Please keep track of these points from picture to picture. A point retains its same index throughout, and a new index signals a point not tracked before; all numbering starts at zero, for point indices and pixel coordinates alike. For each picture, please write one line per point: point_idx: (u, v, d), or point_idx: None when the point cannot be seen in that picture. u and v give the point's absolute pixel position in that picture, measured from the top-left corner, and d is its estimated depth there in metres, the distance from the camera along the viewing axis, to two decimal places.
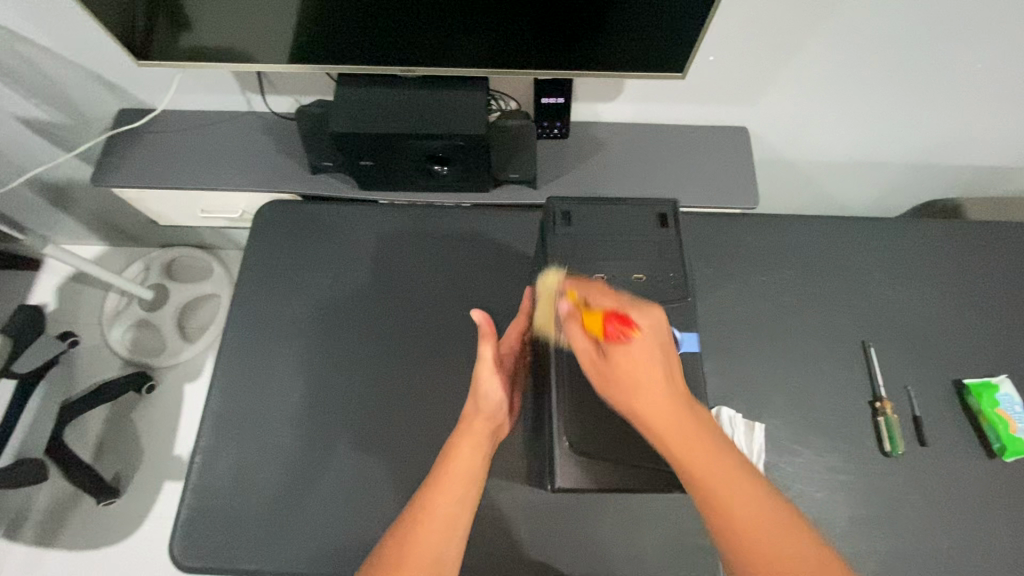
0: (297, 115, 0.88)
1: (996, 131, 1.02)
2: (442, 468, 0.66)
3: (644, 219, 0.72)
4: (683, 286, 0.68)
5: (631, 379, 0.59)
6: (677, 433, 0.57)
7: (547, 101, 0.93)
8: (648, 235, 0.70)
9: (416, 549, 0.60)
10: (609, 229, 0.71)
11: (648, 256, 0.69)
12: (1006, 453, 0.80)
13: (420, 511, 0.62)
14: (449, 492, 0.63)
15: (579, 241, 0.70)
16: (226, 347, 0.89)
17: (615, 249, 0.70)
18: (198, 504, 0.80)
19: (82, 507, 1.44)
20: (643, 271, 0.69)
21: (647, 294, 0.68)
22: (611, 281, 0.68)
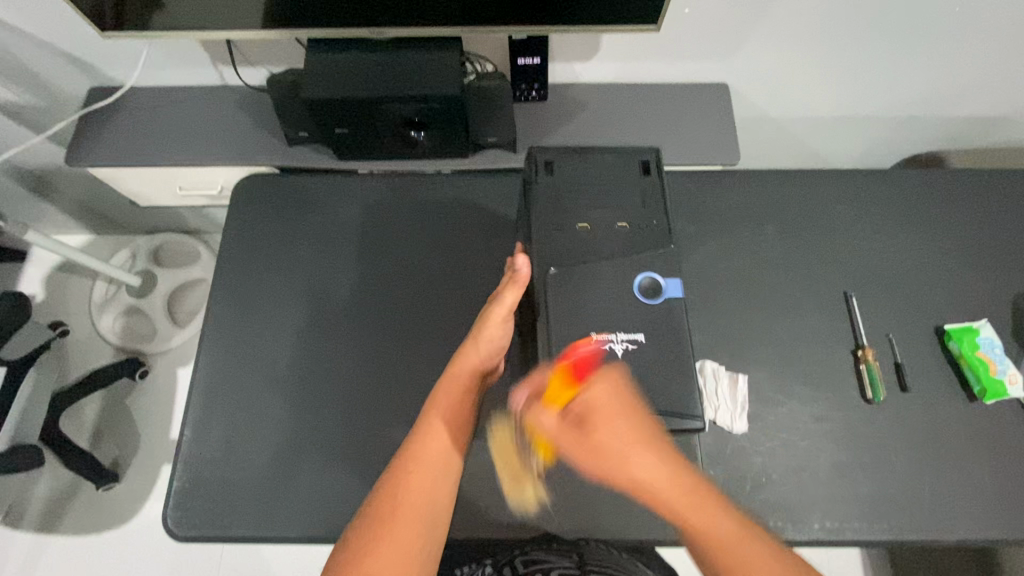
0: (269, 84, 0.85)
1: (979, 78, 1.01)
2: (431, 412, 0.66)
3: (626, 169, 0.72)
4: (667, 235, 0.68)
5: (606, 434, 0.59)
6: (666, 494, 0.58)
7: (523, 62, 0.92)
8: (631, 185, 0.71)
9: (410, 494, 0.61)
10: (592, 180, 0.72)
11: (629, 205, 0.70)
12: (987, 395, 0.80)
13: (412, 458, 0.63)
14: (438, 436, 0.65)
15: (562, 192, 0.71)
16: (211, 321, 0.89)
17: (598, 199, 0.70)
18: (190, 475, 0.81)
19: (83, 493, 1.45)
20: (626, 219, 0.69)
21: (630, 240, 0.68)
22: (595, 229, 0.69)
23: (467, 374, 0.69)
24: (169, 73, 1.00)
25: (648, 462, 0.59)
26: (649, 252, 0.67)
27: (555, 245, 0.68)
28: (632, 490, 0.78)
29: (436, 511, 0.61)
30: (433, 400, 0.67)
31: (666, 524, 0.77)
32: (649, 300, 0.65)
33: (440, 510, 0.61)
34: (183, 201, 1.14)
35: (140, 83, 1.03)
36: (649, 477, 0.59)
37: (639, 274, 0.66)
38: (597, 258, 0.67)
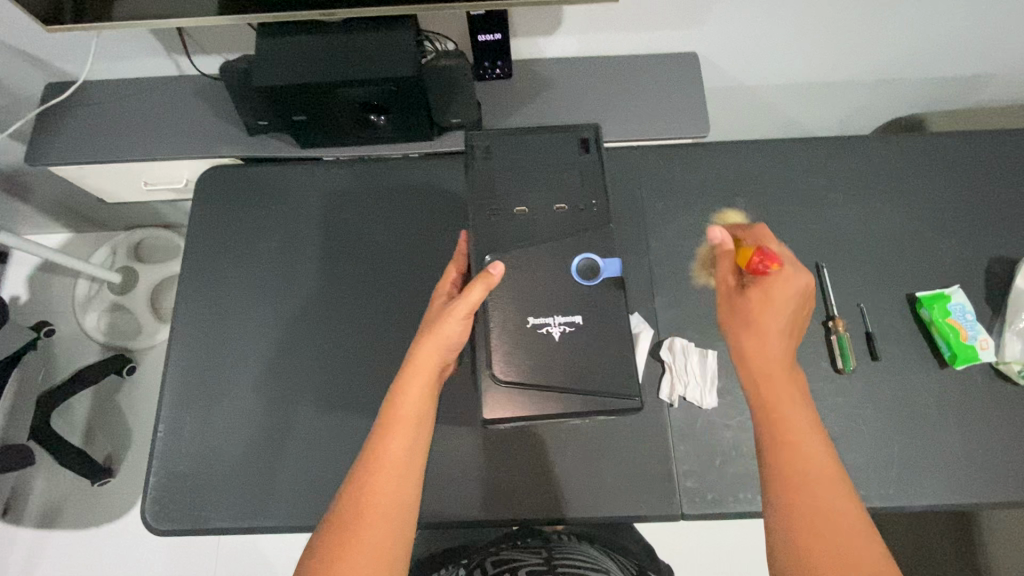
0: (220, 72, 0.83)
1: (955, 37, 0.99)
2: (390, 410, 0.63)
3: (565, 148, 0.72)
4: (605, 216, 0.70)
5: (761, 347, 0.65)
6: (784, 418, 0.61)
7: (484, 38, 0.90)
8: (570, 165, 0.72)
9: (374, 497, 0.58)
10: (530, 161, 0.72)
11: (567, 186, 0.71)
12: (956, 361, 0.80)
13: (374, 461, 0.60)
14: (399, 436, 0.61)
15: (501, 176, 0.71)
16: (179, 318, 0.89)
17: (537, 182, 0.71)
18: (165, 471, 0.81)
19: (80, 490, 1.47)
20: (564, 201, 0.70)
21: (571, 222, 0.69)
22: (534, 213, 0.70)
23: (426, 367, 0.64)
24: (123, 65, 0.98)
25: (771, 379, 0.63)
26: (589, 234, 0.69)
27: (495, 231, 0.69)
28: (603, 469, 0.79)
29: (401, 512, 0.58)
30: (391, 399, 0.63)
31: (637, 500, 0.77)
32: (586, 283, 0.67)
33: (407, 510, 0.59)
34: (151, 196, 1.12)
35: (97, 77, 1.00)
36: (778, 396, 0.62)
37: (578, 257, 0.68)
38: (543, 241, 0.69)
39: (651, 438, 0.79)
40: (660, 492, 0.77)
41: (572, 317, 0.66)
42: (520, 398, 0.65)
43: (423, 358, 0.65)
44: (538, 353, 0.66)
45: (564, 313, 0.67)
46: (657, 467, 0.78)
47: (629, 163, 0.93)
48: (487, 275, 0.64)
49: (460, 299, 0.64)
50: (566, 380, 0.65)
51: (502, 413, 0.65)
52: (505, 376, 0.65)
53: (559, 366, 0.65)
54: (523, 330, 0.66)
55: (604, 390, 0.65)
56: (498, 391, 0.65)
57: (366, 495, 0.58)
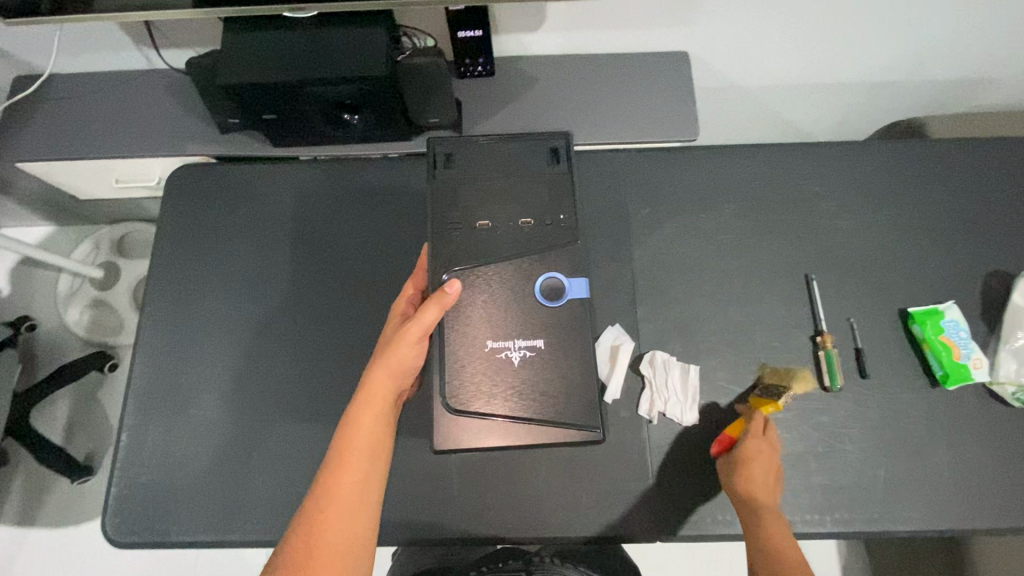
0: (186, 68, 0.79)
1: (957, 39, 0.95)
2: (342, 440, 0.60)
3: (533, 157, 0.69)
4: (574, 229, 0.67)
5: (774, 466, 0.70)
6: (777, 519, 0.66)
7: (465, 35, 0.86)
8: (538, 175, 0.69)
9: (326, 533, 0.55)
10: (496, 170, 0.69)
11: (534, 197, 0.68)
12: (949, 381, 0.76)
13: (327, 492, 0.57)
14: (354, 467, 0.59)
15: (464, 186, 0.68)
16: (145, 323, 0.86)
17: (503, 192, 0.68)
18: (128, 481, 0.79)
19: (60, 487, 1.45)
20: (530, 213, 0.67)
21: (538, 236, 0.66)
22: (498, 225, 0.67)
23: (382, 393, 0.61)
24: (92, 58, 0.94)
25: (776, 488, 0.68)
26: (557, 249, 0.66)
27: (458, 244, 0.66)
28: (578, 487, 0.76)
29: (356, 549, 0.56)
30: (344, 428, 0.60)
31: (612, 521, 0.75)
32: (550, 303, 0.65)
33: (364, 546, 0.56)
34: (124, 194, 1.09)
35: (65, 70, 0.97)
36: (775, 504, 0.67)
37: (542, 276, 0.65)
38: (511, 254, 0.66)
39: (629, 456, 0.77)
40: (637, 513, 0.75)
41: (532, 340, 0.64)
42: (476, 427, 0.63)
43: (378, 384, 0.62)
44: (495, 379, 0.63)
45: (526, 337, 0.64)
46: (634, 486, 0.76)
47: (615, 168, 0.89)
48: (442, 295, 0.62)
49: (414, 320, 0.61)
50: (523, 410, 0.63)
51: (455, 442, 0.62)
52: (462, 402, 0.63)
53: (518, 394, 0.63)
54: (481, 355, 0.64)
55: (565, 415, 0.63)
56: (452, 419, 0.63)
57: (318, 532, 0.55)
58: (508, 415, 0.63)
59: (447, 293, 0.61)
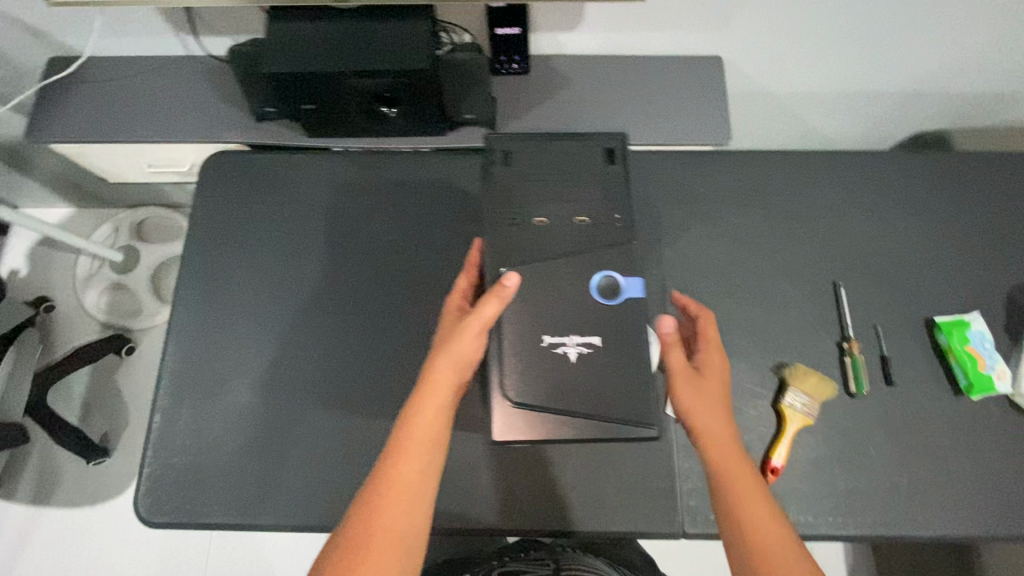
0: (229, 56, 0.80)
1: (988, 53, 0.95)
2: (402, 431, 0.61)
3: (583, 158, 0.72)
4: (625, 229, 0.69)
5: (714, 393, 0.67)
6: (729, 451, 0.63)
7: (503, 32, 0.86)
8: (589, 174, 0.71)
9: (385, 520, 0.57)
10: (550, 169, 0.71)
11: (584, 196, 0.70)
12: (972, 390, 0.78)
13: (386, 482, 0.59)
14: (413, 458, 0.60)
15: (520, 183, 0.70)
16: (178, 307, 0.87)
17: (555, 190, 0.70)
18: (161, 462, 0.80)
19: (76, 467, 1.47)
20: (583, 211, 0.69)
21: (588, 234, 0.68)
22: (551, 222, 0.69)
23: (442, 387, 0.62)
24: (130, 41, 0.95)
25: (720, 419, 0.65)
26: (606, 247, 0.68)
27: (510, 240, 0.68)
28: (605, 483, 0.77)
29: (411, 537, 0.57)
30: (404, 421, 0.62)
31: (637, 517, 0.76)
32: (606, 301, 0.66)
33: (419, 535, 0.58)
34: (154, 178, 1.10)
35: (102, 53, 0.97)
36: (722, 436, 0.64)
37: (600, 274, 0.66)
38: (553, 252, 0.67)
39: (655, 454, 0.78)
40: (662, 510, 0.76)
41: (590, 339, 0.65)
42: (532, 421, 0.64)
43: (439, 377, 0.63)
44: (553, 374, 0.64)
45: (583, 333, 0.65)
46: (660, 483, 0.77)
47: (647, 169, 0.90)
48: (501, 288, 0.62)
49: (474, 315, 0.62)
50: (583, 406, 0.64)
51: (513, 435, 0.64)
52: (522, 397, 0.64)
53: (576, 390, 0.64)
54: (540, 351, 0.65)
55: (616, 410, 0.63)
56: (512, 411, 0.64)
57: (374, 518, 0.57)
58: (566, 410, 0.63)
59: (505, 288, 0.62)
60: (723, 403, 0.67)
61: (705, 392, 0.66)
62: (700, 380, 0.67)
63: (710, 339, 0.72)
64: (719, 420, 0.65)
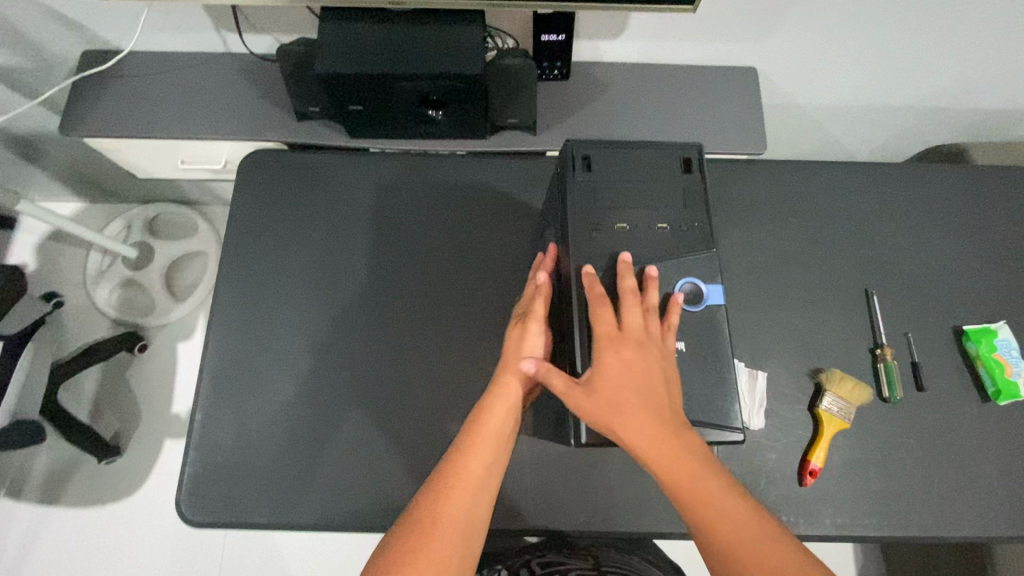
0: (279, 54, 0.81)
1: (1010, 71, 0.99)
2: (474, 426, 0.64)
3: (661, 164, 0.70)
4: (706, 236, 0.68)
5: (621, 391, 0.60)
6: (657, 452, 0.58)
7: (548, 38, 0.87)
8: (670, 181, 0.70)
9: (451, 510, 0.59)
10: (629, 175, 0.70)
11: (664, 202, 0.69)
12: (1000, 397, 0.80)
13: (456, 472, 0.61)
14: (480, 451, 0.63)
15: (602, 189, 0.69)
16: (218, 305, 0.86)
17: (635, 196, 0.69)
18: (203, 462, 0.80)
19: (87, 465, 1.44)
20: (664, 218, 0.69)
21: (670, 242, 0.68)
22: (634, 230, 0.68)
23: (512, 388, 0.66)
24: (170, 37, 0.94)
25: (636, 420, 0.59)
26: (687, 255, 0.67)
27: (594, 245, 0.67)
28: (649, 484, 0.78)
29: (472, 530, 0.60)
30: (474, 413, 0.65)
31: (680, 519, 0.77)
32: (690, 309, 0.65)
33: (478, 527, 0.60)
34: (184, 174, 1.09)
35: (140, 48, 0.96)
36: (643, 440, 0.58)
37: (682, 283, 0.66)
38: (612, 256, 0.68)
39: None
40: None
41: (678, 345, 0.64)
42: None
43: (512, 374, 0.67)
44: None
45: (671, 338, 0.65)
46: None
47: None
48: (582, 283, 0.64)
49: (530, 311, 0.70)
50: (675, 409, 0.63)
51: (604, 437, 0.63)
52: None
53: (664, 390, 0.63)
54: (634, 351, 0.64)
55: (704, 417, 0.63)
56: None
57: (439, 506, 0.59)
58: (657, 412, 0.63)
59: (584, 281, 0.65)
60: (641, 393, 0.60)
61: (609, 396, 0.60)
62: (596, 386, 0.61)
63: (606, 331, 0.62)
64: (635, 422, 0.59)
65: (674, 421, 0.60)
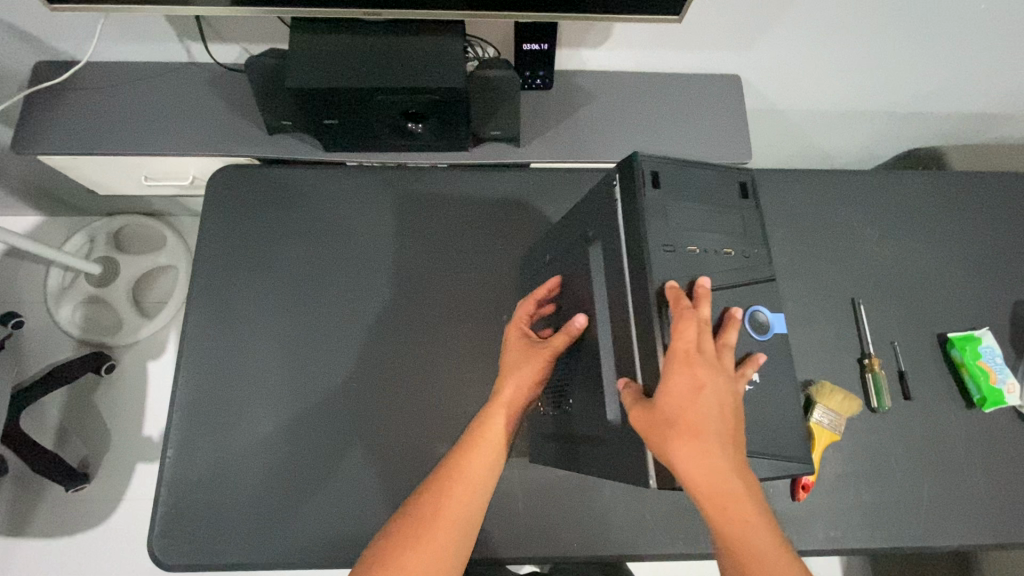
0: (247, 67, 0.76)
1: (985, 77, 1.00)
2: (476, 429, 0.62)
3: (722, 186, 0.57)
4: (768, 267, 0.56)
5: (688, 417, 0.46)
6: (717, 490, 0.46)
7: (529, 48, 0.85)
8: (729, 204, 0.57)
9: (447, 509, 0.57)
10: (694, 196, 0.56)
11: (730, 228, 0.56)
12: (985, 404, 0.81)
13: (454, 472, 0.59)
14: (481, 453, 0.60)
15: (670, 210, 0.54)
16: (191, 332, 0.84)
17: (701, 219, 0.55)
18: (176, 500, 0.77)
19: (52, 495, 1.36)
20: (731, 244, 0.56)
21: (740, 270, 0.55)
22: (704, 256, 0.54)
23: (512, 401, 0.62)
24: (130, 46, 0.88)
25: (703, 450, 0.46)
26: (753, 283, 0.55)
27: (664, 272, 0.52)
28: (642, 504, 0.78)
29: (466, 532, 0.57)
30: (469, 431, 0.62)
31: (674, 538, 0.76)
32: (757, 338, 0.54)
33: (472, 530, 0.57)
34: (151, 190, 1.04)
35: (98, 58, 0.90)
36: (707, 472, 0.46)
37: (748, 309, 0.54)
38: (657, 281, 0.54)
39: None
40: (698, 530, 0.77)
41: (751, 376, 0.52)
42: None
43: (512, 393, 0.62)
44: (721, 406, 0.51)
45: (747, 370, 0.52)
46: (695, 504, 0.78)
47: None
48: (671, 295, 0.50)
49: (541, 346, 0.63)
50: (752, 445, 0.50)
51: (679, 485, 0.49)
52: None
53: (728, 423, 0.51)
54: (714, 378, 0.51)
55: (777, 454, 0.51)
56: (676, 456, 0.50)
57: (430, 516, 0.56)
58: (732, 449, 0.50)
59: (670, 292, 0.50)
60: (712, 422, 0.47)
61: (670, 418, 0.46)
62: (658, 404, 0.47)
63: (682, 348, 0.48)
64: (698, 452, 0.46)
65: (740, 459, 0.47)
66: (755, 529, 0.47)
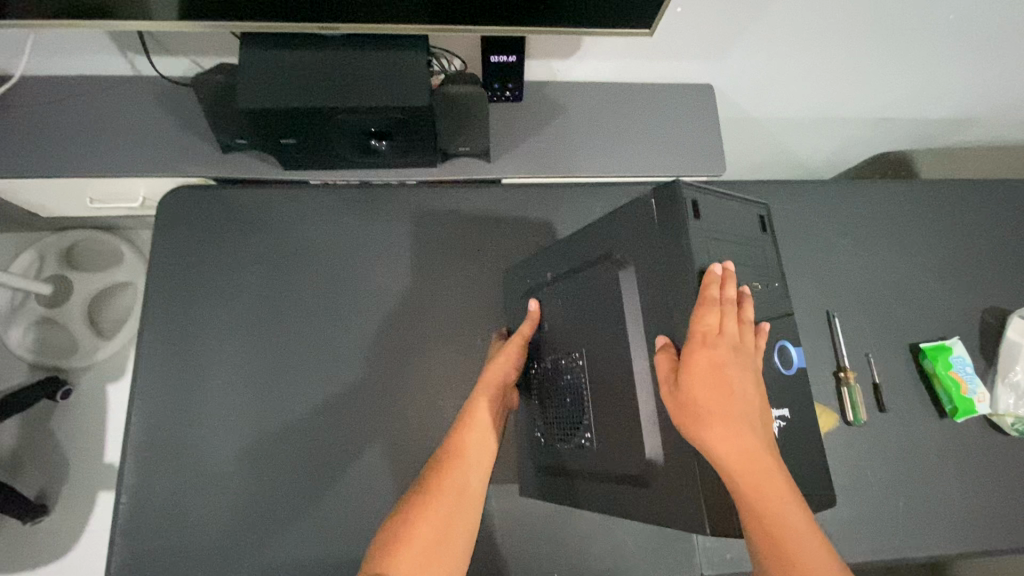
0: (195, 84, 0.72)
1: (952, 82, 1.01)
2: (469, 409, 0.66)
3: (748, 218, 0.57)
4: (785, 301, 0.57)
5: (718, 394, 0.46)
6: (751, 466, 0.44)
7: (498, 60, 0.82)
8: (752, 239, 0.57)
9: (458, 480, 0.58)
10: (728, 228, 0.55)
11: (755, 262, 0.56)
12: (958, 414, 0.82)
13: (457, 446, 0.61)
14: (477, 426, 0.64)
15: (710, 241, 0.53)
16: (148, 365, 0.80)
17: (734, 251, 0.55)
18: (135, 547, 0.73)
19: (7, 531, 1.22)
20: (760, 278, 0.56)
21: (763, 306, 0.55)
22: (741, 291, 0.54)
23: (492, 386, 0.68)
24: (68, 61, 0.82)
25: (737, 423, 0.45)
26: (778, 318, 0.56)
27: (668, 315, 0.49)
28: (619, 528, 0.78)
29: (473, 496, 0.58)
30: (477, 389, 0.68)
31: (656, 562, 0.77)
32: (785, 373, 0.54)
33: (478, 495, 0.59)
34: (98, 211, 0.97)
35: (35, 72, 0.84)
36: (740, 449, 0.45)
37: (775, 343, 0.54)
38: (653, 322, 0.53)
39: None
40: (680, 551, 0.77)
41: (780, 412, 0.52)
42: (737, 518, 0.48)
43: (494, 372, 0.69)
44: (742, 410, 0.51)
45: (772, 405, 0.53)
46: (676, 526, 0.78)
47: None
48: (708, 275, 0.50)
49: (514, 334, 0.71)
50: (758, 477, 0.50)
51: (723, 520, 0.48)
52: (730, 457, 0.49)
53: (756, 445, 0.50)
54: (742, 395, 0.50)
55: None
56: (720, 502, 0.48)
57: (436, 491, 0.57)
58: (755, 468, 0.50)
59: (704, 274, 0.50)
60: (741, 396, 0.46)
61: (699, 399, 0.46)
62: (692, 377, 0.47)
63: (717, 331, 0.47)
64: (729, 431, 0.45)
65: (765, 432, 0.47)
66: (792, 515, 0.44)
